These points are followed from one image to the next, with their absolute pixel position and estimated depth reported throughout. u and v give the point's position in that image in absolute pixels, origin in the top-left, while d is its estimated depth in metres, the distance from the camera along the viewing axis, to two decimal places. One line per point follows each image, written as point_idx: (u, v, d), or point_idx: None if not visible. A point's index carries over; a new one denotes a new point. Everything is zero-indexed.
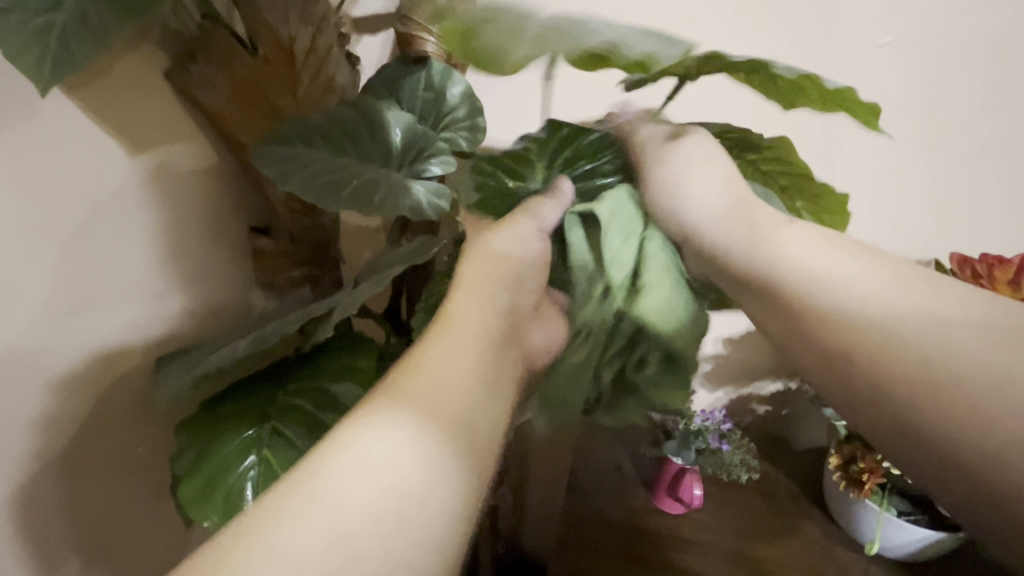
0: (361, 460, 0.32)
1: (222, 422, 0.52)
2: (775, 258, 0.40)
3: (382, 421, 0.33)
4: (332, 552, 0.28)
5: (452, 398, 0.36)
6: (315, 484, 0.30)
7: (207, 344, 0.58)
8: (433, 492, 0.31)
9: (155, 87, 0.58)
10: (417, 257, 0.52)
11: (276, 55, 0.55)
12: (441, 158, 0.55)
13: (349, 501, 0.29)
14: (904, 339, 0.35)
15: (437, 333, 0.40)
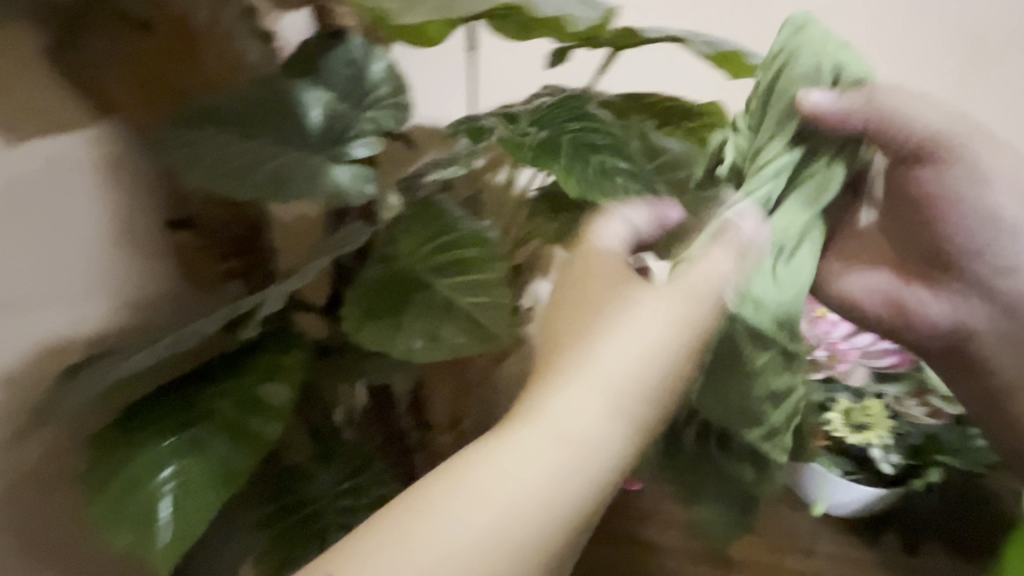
0: (487, 461, 0.37)
1: (137, 432, 0.47)
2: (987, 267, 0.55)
3: (559, 393, 0.39)
4: (509, 513, 0.36)
5: (612, 363, 0.39)
6: (497, 470, 0.37)
7: (119, 349, 0.53)
8: (598, 459, 0.37)
9: (31, 66, 0.51)
10: (345, 246, 0.52)
11: (171, 31, 0.51)
12: (366, 139, 0.54)
13: (509, 479, 0.36)
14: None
15: (582, 283, 0.43)
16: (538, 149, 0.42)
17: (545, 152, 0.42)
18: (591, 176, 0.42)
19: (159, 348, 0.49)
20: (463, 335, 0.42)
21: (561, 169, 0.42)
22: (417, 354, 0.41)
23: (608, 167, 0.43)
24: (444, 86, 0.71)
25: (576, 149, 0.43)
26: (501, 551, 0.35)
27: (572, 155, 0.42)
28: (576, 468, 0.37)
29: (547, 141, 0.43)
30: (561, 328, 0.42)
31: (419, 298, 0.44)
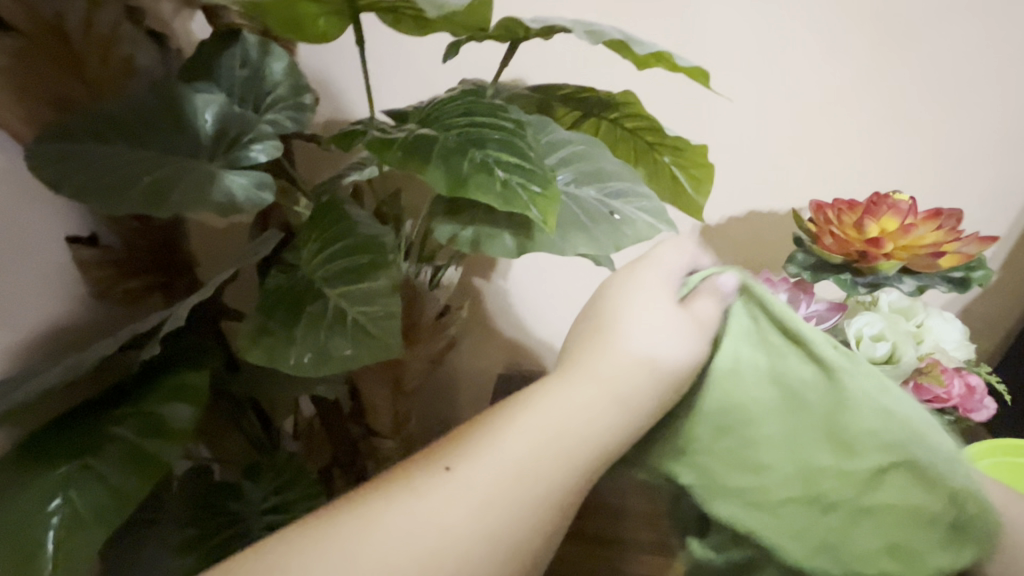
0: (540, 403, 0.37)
1: (31, 460, 0.45)
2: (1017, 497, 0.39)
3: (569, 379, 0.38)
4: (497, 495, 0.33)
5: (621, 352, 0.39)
6: (548, 410, 0.36)
7: (9, 380, 0.49)
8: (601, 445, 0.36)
9: None
10: (250, 257, 0.47)
11: (40, 33, 0.48)
12: (265, 142, 0.50)
13: (507, 456, 0.34)
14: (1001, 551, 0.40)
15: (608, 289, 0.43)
16: (408, 149, 0.40)
17: (418, 153, 0.40)
18: (469, 172, 0.40)
19: (49, 376, 0.45)
20: (349, 345, 0.41)
21: (438, 168, 0.39)
22: (304, 369, 0.40)
23: (490, 162, 0.40)
24: (359, 84, 0.69)
25: (458, 149, 0.41)
26: (500, 526, 0.32)
27: (448, 156, 0.40)
28: (581, 452, 0.35)
29: (421, 139, 0.41)
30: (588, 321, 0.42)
31: (311, 309, 0.43)
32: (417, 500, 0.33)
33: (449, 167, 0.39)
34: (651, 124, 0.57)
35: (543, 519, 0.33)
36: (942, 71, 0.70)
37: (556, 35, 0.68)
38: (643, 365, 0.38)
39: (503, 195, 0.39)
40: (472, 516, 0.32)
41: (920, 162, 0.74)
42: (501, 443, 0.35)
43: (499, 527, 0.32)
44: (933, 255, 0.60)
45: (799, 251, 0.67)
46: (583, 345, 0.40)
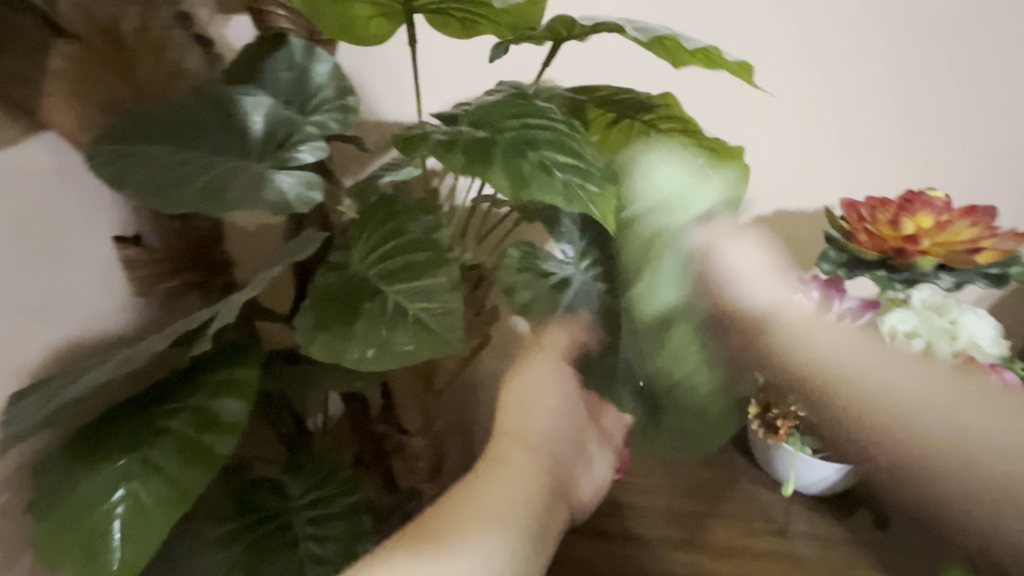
0: (521, 476, 0.50)
1: (91, 451, 0.46)
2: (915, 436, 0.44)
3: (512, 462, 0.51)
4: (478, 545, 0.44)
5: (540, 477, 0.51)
6: (505, 473, 0.50)
7: (63, 374, 0.50)
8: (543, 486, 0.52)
9: None
10: (298, 254, 0.48)
11: (97, 38, 0.49)
12: (310, 144, 0.51)
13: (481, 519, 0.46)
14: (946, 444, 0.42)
15: (519, 454, 0.52)
16: (470, 153, 0.41)
17: (482, 155, 0.41)
18: (529, 172, 0.41)
19: (104, 372, 0.46)
20: (410, 341, 0.43)
21: (501, 173, 0.41)
22: (367, 362, 0.42)
23: (548, 164, 0.42)
24: (394, 86, 0.70)
25: (515, 149, 0.42)
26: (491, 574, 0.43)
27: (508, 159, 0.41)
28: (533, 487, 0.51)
29: (479, 139, 0.42)
30: (524, 403, 0.56)
31: (370, 307, 0.46)
32: (461, 551, 0.44)
33: (514, 170, 0.41)
34: (687, 124, 0.58)
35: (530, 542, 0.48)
36: (972, 65, 0.70)
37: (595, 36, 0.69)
38: (564, 423, 0.56)
39: (564, 193, 0.41)
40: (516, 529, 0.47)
41: (953, 161, 0.75)
42: (479, 501, 0.48)
43: (532, 528, 0.48)
44: (970, 251, 0.61)
45: (830, 248, 0.67)
46: (519, 409, 0.55)
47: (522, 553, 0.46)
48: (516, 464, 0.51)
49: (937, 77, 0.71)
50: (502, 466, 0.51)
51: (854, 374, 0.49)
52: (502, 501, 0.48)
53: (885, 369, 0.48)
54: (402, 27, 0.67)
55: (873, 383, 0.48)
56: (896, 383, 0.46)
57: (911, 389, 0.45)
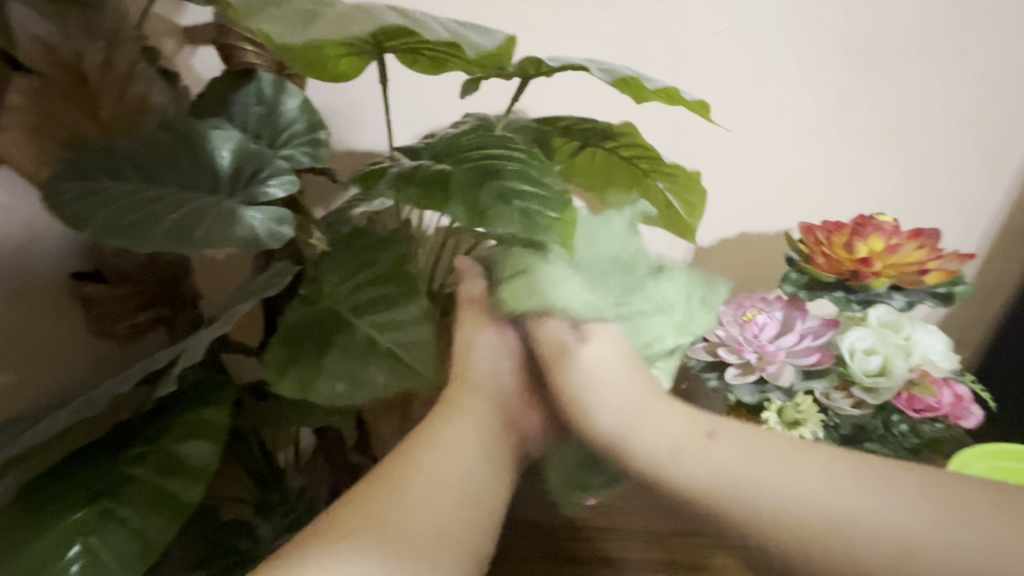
0: (461, 419, 0.52)
1: (43, 505, 0.43)
2: (799, 511, 0.44)
3: (457, 412, 0.52)
4: (433, 480, 0.46)
5: (483, 414, 0.53)
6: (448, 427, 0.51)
7: (13, 422, 0.47)
8: (488, 428, 0.52)
9: None
10: (268, 289, 0.47)
11: (59, 74, 0.49)
12: (280, 177, 0.51)
13: (433, 461, 0.47)
14: (809, 517, 0.44)
15: (459, 398, 0.53)
16: (426, 186, 0.41)
17: (438, 187, 0.41)
18: (488, 203, 0.41)
19: (59, 419, 0.44)
20: (384, 375, 0.44)
21: (457, 206, 0.41)
22: (337, 397, 0.43)
23: (508, 192, 0.41)
24: (365, 117, 0.71)
25: (474, 180, 0.42)
26: (453, 511, 0.45)
27: (465, 187, 0.41)
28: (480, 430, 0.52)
29: (438, 173, 0.42)
30: (459, 358, 0.55)
31: (341, 339, 0.46)
32: (406, 494, 0.44)
33: (470, 201, 0.41)
34: (648, 153, 0.58)
35: (490, 481, 0.49)
36: (910, 96, 0.75)
37: (561, 71, 0.72)
38: (499, 388, 0.55)
39: (523, 219, 0.41)
40: (475, 483, 0.48)
41: (898, 184, 0.79)
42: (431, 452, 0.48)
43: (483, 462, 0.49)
44: (918, 272, 0.64)
45: (791, 270, 0.71)
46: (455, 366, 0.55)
47: (474, 488, 0.47)
48: (459, 411, 0.52)
49: (881, 106, 0.75)
50: (447, 424, 0.51)
51: (790, 503, 0.45)
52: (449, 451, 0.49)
53: (790, 483, 0.46)
54: (374, 62, 0.68)
55: (756, 490, 0.46)
56: (804, 513, 0.44)
57: (798, 482, 0.46)
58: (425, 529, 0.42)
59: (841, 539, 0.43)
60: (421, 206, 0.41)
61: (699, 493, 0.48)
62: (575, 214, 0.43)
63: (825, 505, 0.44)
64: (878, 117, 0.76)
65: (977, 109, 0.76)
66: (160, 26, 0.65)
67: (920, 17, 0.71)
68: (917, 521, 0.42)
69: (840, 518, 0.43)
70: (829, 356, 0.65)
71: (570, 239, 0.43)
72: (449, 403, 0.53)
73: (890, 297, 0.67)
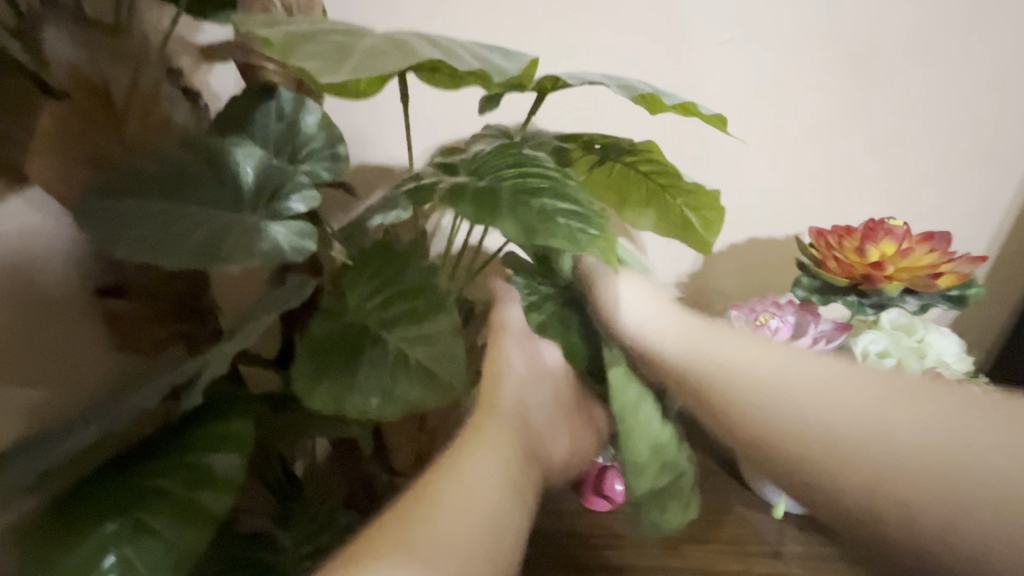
0: (490, 440, 0.51)
1: (73, 518, 0.44)
2: (820, 426, 0.47)
3: (488, 434, 0.51)
4: (468, 505, 0.45)
5: (509, 435, 0.52)
6: (477, 447, 0.50)
7: (44, 436, 0.48)
8: (515, 451, 0.52)
9: None
10: (292, 301, 0.49)
11: (85, 97, 0.49)
12: (303, 192, 0.52)
13: (466, 484, 0.47)
14: (818, 425, 0.47)
15: (490, 420, 0.53)
16: (476, 202, 0.42)
17: (489, 204, 0.42)
18: (536, 222, 0.42)
19: (90, 433, 0.45)
20: (417, 388, 0.46)
21: (502, 221, 0.41)
22: (372, 412, 0.44)
23: (547, 209, 0.43)
24: (379, 132, 0.72)
25: (517, 197, 0.43)
26: (489, 532, 0.45)
27: (512, 206, 0.42)
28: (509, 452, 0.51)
29: (484, 191, 0.43)
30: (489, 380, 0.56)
31: (370, 353, 0.47)
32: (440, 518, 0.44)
33: (519, 221, 0.41)
34: (666, 168, 0.59)
35: (519, 504, 0.48)
36: (920, 102, 0.76)
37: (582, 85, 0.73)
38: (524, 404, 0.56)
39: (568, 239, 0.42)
40: (497, 499, 0.47)
41: (906, 188, 0.80)
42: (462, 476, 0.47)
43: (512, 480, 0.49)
44: (931, 275, 0.65)
45: (804, 275, 0.71)
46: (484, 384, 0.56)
47: (503, 510, 0.47)
48: (490, 428, 0.52)
49: (890, 112, 0.76)
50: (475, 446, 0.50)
51: (808, 414, 0.48)
52: (481, 473, 0.48)
53: (867, 414, 0.46)
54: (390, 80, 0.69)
55: (769, 395, 0.50)
56: (841, 418, 0.46)
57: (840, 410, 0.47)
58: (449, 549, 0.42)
59: (876, 452, 0.44)
60: (470, 220, 0.42)
61: (731, 384, 0.52)
62: (615, 232, 0.44)
63: (880, 425, 0.45)
64: (888, 123, 0.77)
65: (988, 111, 0.76)
66: (178, 46, 0.66)
67: (915, 21, 0.72)
68: (931, 433, 0.43)
69: (888, 437, 0.44)
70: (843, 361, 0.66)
71: (611, 255, 0.44)
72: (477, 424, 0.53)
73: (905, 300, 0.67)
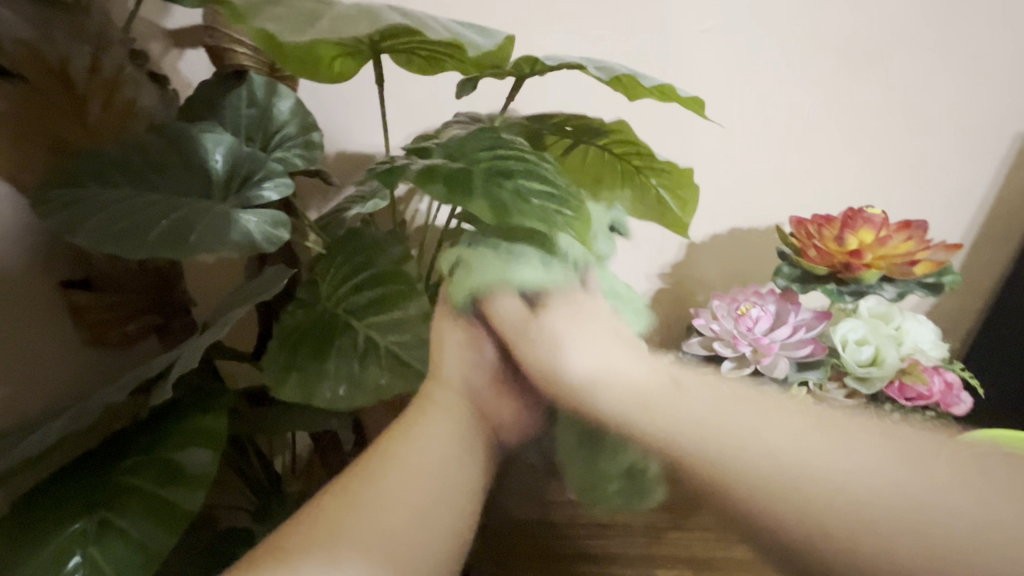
0: (439, 418, 0.43)
1: (39, 519, 0.42)
2: (787, 480, 0.30)
3: (435, 414, 0.43)
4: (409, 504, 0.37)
5: (462, 418, 0.44)
6: (418, 435, 0.42)
7: (7, 434, 0.46)
8: (464, 437, 0.43)
9: None
10: (266, 292, 0.47)
11: (45, 81, 0.48)
12: (276, 180, 0.50)
13: (411, 476, 0.39)
14: (786, 480, 0.30)
15: (435, 395, 0.45)
16: (450, 182, 0.41)
17: (462, 186, 0.41)
18: (507, 200, 0.41)
19: (53, 431, 0.43)
20: (384, 375, 0.45)
21: (474, 203, 0.41)
22: (339, 400, 0.44)
23: (523, 192, 0.42)
24: (359, 119, 0.71)
25: (491, 178, 0.42)
26: (421, 534, 0.36)
27: (484, 185, 0.41)
28: (461, 441, 0.43)
29: (456, 172, 0.42)
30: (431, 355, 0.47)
31: (342, 341, 0.47)
32: (367, 517, 0.35)
33: (490, 199, 0.41)
34: (639, 148, 0.58)
35: (467, 500, 0.40)
36: (896, 89, 0.76)
37: (561, 70, 0.72)
38: (467, 381, 0.46)
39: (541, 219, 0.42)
40: (446, 484, 0.39)
41: (885, 178, 0.81)
42: (399, 469, 0.39)
43: (465, 469, 0.41)
44: (908, 263, 0.66)
45: (784, 264, 0.72)
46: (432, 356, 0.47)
47: (450, 507, 0.38)
48: (437, 402, 0.44)
49: (868, 99, 0.76)
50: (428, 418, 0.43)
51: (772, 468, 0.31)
52: (424, 467, 0.40)
53: (788, 447, 0.31)
54: (367, 64, 0.68)
55: (680, 416, 0.37)
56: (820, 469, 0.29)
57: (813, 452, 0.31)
58: (397, 549, 0.34)
59: (841, 510, 0.28)
60: (441, 202, 0.41)
61: (680, 437, 0.36)
62: (589, 211, 0.44)
63: (817, 461, 0.30)
64: (864, 112, 0.77)
65: (963, 98, 0.77)
66: (147, 29, 0.64)
67: (907, 13, 0.73)
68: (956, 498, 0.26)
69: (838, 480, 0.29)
70: (823, 348, 0.66)
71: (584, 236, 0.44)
72: (421, 398, 0.44)
73: (884, 288, 0.68)
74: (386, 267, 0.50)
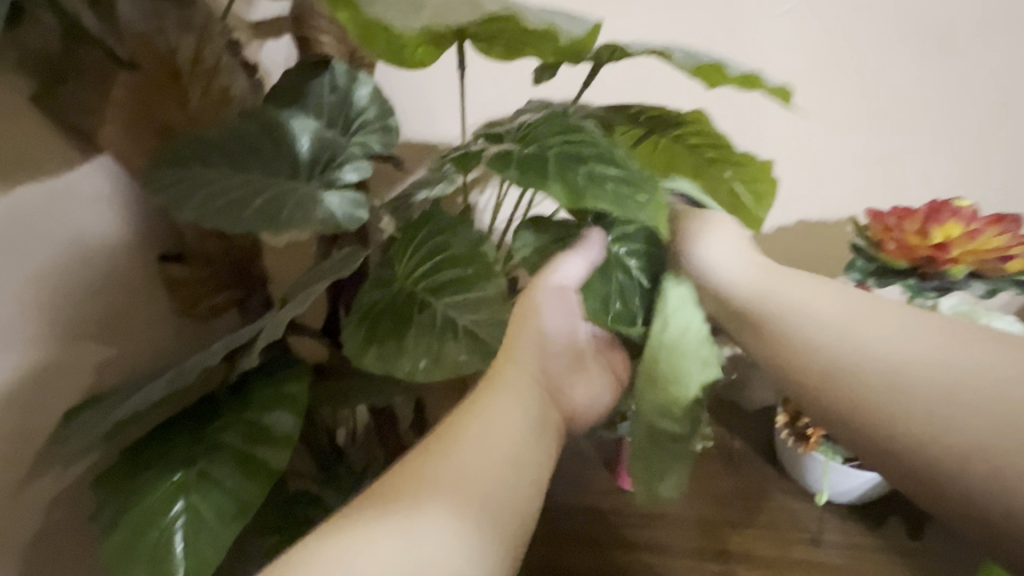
0: (508, 391, 0.43)
1: (146, 468, 0.47)
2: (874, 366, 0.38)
3: (501, 389, 0.43)
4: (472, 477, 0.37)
5: (525, 397, 0.43)
6: (487, 411, 0.41)
7: (120, 389, 0.51)
8: (529, 420, 0.42)
9: None
10: (344, 271, 0.49)
11: (156, 69, 0.53)
12: (355, 164, 0.53)
13: (471, 455, 0.38)
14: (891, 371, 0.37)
15: (500, 368, 0.44)
16: (525, 168, 0.42)
17: (537, 170, 0.42)
18: (584, 185, 0.41)
19: (157, 388, 0.47)
20: (463, 352, 0.46)
21: (549, 187, 0.41)
22: (420, 373, 0.46)
23: (596, 175, 0.42)
24: (431, 104, 0.73)
25: (565, 165, 0.43)
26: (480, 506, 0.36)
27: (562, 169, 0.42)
28: (527, 422, 0.42)
29: (532, 157, 0.43)
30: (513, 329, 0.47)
31: (419, 318, 0.49)
32: (430, 487, 0.36)
33: (568, 182, 0.41)
34: (719, 141, 0.57)
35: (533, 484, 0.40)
36: (993, 74, 0.71)
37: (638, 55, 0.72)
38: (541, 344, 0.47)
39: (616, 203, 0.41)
40: (515, 462, 0.39)
41: (976, 169, 0.76)
42: (463, 446, 0.39)
43: (531, 444, 0.41)
44: (1001, 258, 0.61)
45: (858, 257, 0.69)
46: (513, 327, 0.47)
47: (518, 483, 0.39)
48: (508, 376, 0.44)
49: (960, 85, 0.72)
50: (486, 412, 0.41)
51: (906, 369, 0.36)
52: (487, 446, 0.39)
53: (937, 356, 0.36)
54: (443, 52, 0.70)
55: (817, 323, 0.42)
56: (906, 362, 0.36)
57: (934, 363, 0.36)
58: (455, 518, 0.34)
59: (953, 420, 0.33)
60: (521, 185, 0.42)
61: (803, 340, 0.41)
62: (663, 196, 0.43)
63: (967, 386, 0.34)
64: (954, 100, 0.73)
65: None
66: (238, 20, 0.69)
67: None
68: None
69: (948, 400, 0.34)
70: None
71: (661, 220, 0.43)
72: (496, 371, 0.44)
73: (972, 285, 0.64)
74: (464, 248, 0.51)
